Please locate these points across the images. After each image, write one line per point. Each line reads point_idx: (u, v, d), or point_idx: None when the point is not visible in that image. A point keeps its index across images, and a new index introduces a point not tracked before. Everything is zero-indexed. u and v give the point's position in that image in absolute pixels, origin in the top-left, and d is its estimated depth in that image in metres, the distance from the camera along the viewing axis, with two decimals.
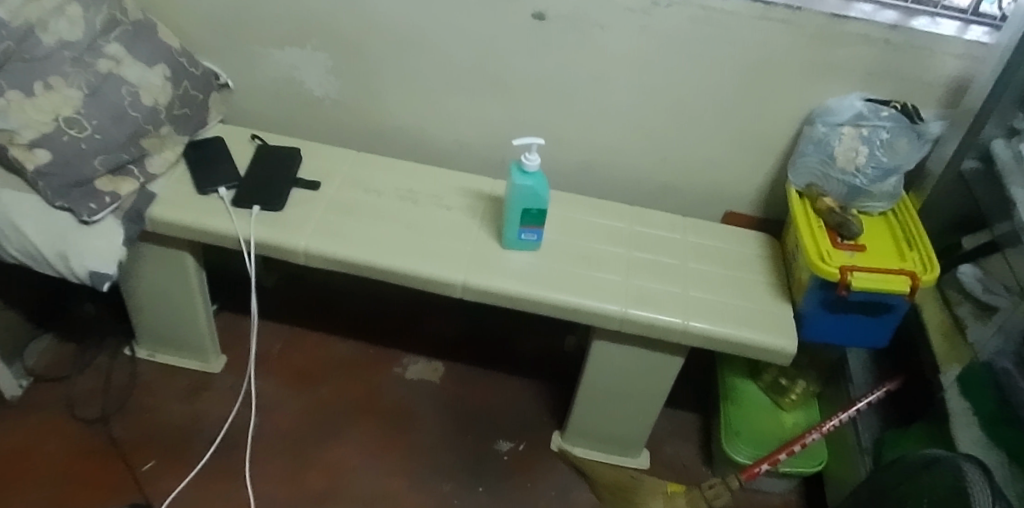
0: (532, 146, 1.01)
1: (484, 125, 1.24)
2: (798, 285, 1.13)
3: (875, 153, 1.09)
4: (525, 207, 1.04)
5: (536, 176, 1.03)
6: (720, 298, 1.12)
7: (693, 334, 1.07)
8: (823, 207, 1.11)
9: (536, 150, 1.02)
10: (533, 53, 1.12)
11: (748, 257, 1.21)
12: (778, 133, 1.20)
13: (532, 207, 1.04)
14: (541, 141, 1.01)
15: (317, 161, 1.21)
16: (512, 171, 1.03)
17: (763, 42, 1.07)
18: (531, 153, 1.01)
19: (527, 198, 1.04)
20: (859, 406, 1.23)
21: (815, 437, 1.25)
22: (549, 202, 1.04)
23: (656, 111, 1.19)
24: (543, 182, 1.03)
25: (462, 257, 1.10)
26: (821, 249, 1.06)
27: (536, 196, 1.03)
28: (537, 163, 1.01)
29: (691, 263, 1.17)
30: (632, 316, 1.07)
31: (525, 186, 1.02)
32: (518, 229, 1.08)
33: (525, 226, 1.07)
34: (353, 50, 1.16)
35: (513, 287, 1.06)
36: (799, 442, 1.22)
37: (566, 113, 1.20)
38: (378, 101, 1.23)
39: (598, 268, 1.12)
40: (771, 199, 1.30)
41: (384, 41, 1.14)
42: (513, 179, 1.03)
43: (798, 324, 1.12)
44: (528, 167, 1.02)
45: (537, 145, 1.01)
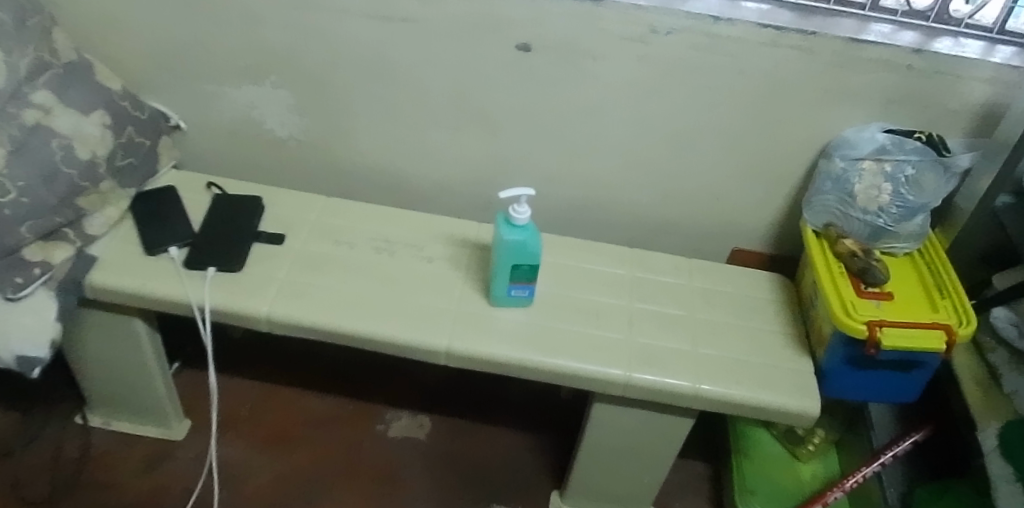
0: (520, 197, 0.89)
1: (467, 163, 1.12)
2: (818, 336, 1.03)
3: (900, 190, 0.99)
4: (514, 263, 0.93)
5: (527, 230, 0.91)
6: (733, 354, 1.01)
7: (706, 399, 0.96)
8: (845, 250, 1.01)
9: (526, 201, 0.90)
10: (518, 85, 1.01)
11: (761, 303, 1.10)
12: (789, 166, 1.09)
13: (522, 262, 0.93)
14: (531, 191, 0.89)
15: (282, 209, 1.09)
16: (499, 224, 0.92)
17: (774, 71, 0.96)
18: (520, 204, 0.90)
19: (517, 254, 0.92)
20: (883, 459, 1.13)
21: (837, 494, 1.15)
22: (540, 256, 0.93)
23: (656, 146, 1.08)
24: (535, 236, 0.92)
25: (446, 317, 0.98)
26: (844, 300, 0.95)
27: (526, 251, 0.92)
28: (527, 216, 0.90)
29: (699, 314, 1.06)
30: (637, 381, 0.95)
31: (513, 240, 0.90)
32: (507, 286, 0.97)
33: (515, 282, 0.96)
34: (317, 87, 1.04)
35: (502, 353, 0.95)
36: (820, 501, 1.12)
37: (557, 150, 1.09)
38: (349, 141, 1.11)
39: (597, 324, 1.01)
40: (781, 235, 1.19)
41: (351, 76, 1.02)
42: (500, 232, 0.92)
43: (820, 379, 1.02)
44: (517, 221, 0.90)
45: (527, 196, 0.89)
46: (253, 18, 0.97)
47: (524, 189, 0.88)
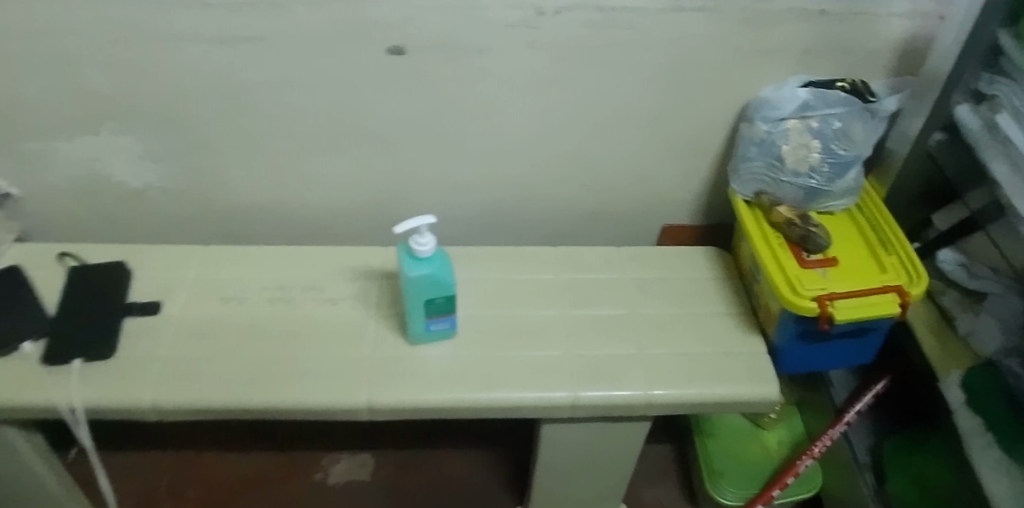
0: (421, 227, 0.77)
1: (359, 184, 0.99)
2: (765, 313, 0.96)
3: (830, 146, 0.92)
4: (427, 298, 0.82)
5: (433, 261, 0.80)
6: (681, 349, 0.93)
7: (661, 405, 0.89)
8: (780, 219, 0.93)
9: (430, 231, 0.78)
10: (399, 92, 0.88)
11: (702, 285, 1.02)
12: (710, 133, 1.00)
13: (436, 296, 0.82)
14: (432, 219, 0.77)
15: (153, 269, 0.94)
16: (402, 258, 0.80)
17: (679, 38, 0.86)
18: (423, 235, 0.78)
19: (427, 288, 0.81)
20: (848, 418, 1.09)
21: (808, 462, 1.10)
22: (456, 286, 0.82)
23: (565, 134, 0.97)
24: (446, 265, 0.81)
25: (361, 367, 0.86)
26: (788, 276, 0.89)
27: (437, 284, 0.81)
28: (431, 246, 0.78)
29: (638, 309, 0.98)
30: (584, 400, 0.87)
31: (421, 276, 0.79)
32: (424, 323, 0.85)
33: (431, 318, 0.85)
34: (166, 126, 0.88)
35: (431, 398, 0.84)
36: (792, 474, 1.07)
37: (457, 155, 0.97)
38: (219, 179, 0.96)
39: (531, 343, 0.91)
40: (711, 205, 1.11)
41: (204, 110, 0.87)
42: (404, 269, 0.80)
43: (774, 357, 0.96)
44: (421, 253, 0.78)
45: (428, 225, 0.77)
46: (66, 60, 0.80)
47: (425, 218, 0.77)
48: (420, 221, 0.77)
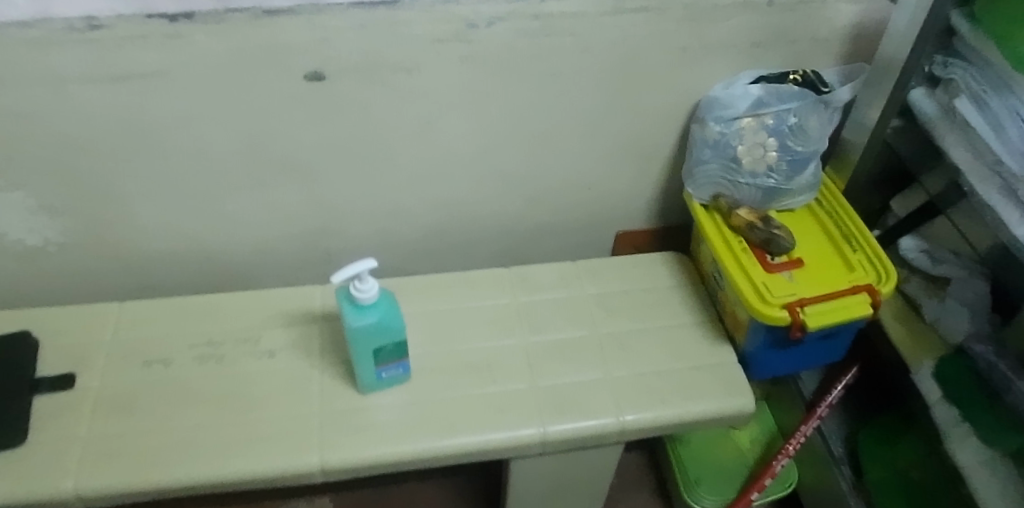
0: (362, 272, 0.70)
1: (290, 220, 0.91)
2: (732, 321, 0.92)
3: (786, 142, 0.89)
4: (374, 346, 0.75)
5: (377, 306, 0.73)
6: (650, 367, 0.89)
7: (635, 430, 0.84)
8: (741, 222, 0.89)
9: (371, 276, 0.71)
10: (322, 120, 0.80)
11: (664, 294, 0.98)
12: (661, 135, 0.95)
13: (385, 343, 0.76)
14: (374, 263, 0.70)
15: (62, 336, 0.84)
16: (342, 306, 0.72)
17: (621, 41, 0.81)
18: (363, 280, 0.70)
19: (373, 336, 0.74)
20: (821, 411, 1.05)
21: (785, 460, 1.05)
22: (405, 329, 0.76)
23: (509, 149, 0.91)
24: (392, 308, 0.74)
25: (308, 426, 0.79)
26: (754, 283, 0.85)
27: (384, 330, 0.74)
28: (374, 292, 0.71)
29: (601, 328, 0.93)
30: (554, 435, 0.81)
31: (367, 325, 0.72)
32: (374, 370, 0.78)
33: (381, 365, 0.78)
34: (59, 176, 0.78)
35: (389, 452, 0.77)
36: (770, 475, 1.03)
37: (394, 179, 0.90)
38: (130, 228, 0.86)
39: (491, 379, 0.85)
40: (665, 207, 1.07)
41: (104, 156, 0.77)
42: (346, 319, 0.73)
43: (745, 366, 0.93)
44: (363, 299, 0.71)
45: (369, 269, 0.70)
46: None
47: (364, 263, 0.69)
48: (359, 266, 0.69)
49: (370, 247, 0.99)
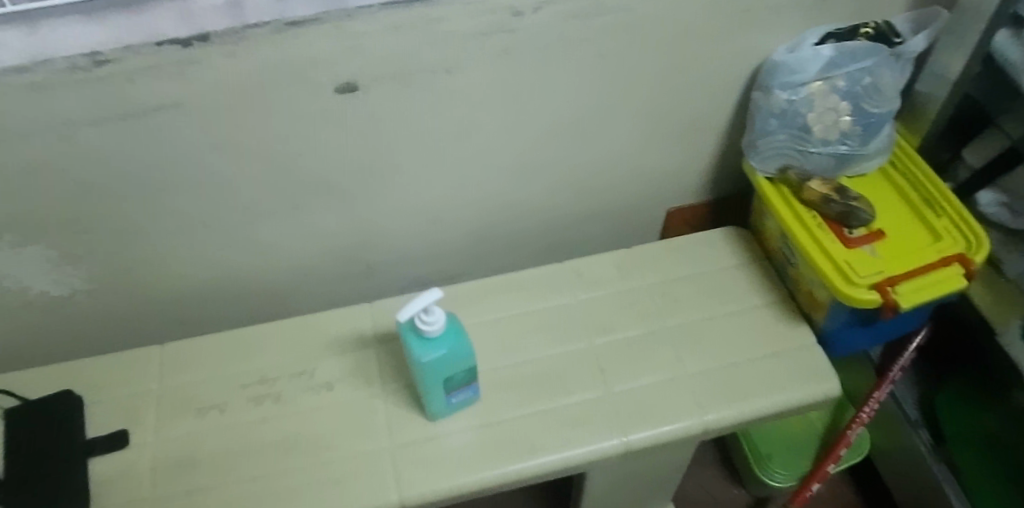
0: (428, 302, 0.65)
1: (328, 238, 0.85)
2: (808, 300, 0.87)
3: (860, 105, 0.83)
4: (445, 377, 0.70)
5: (447, 338, 0.68)
6: (726, 359, 0.84)
7: (719, 428, 0.79)
8: (814, 196, 0.83)
9: (437, 306, 0.66)
10: (357, 132, 0.72)
11: (728, 276, 0.92)
12: (716, 106, 0.88)
13: (455, 371, 0.71)
14: (438, 291, 0.66)
15: (104, 389, 0.79)
16: (407, 341, 0.68)
17: (679, 12, 0.72)
18: (430, 311, 0.66)
19: (444, 368, 0.69)
20: (892, 376, 0.99)
21: (858, 429, 1.00)
22: (474, 354, 0.71)
23: (555, 139, 0.83)
24: (462, 337, 0.69)
25: (380, 462, 0.75)
26: (837, 262, 0.79)
27: (455, 360, 0.70)
28: (439, 322, 0.66)
29: (669, 320, 0.87)
30: (636, 444, 0.77)
31: (435, 359, 0.68)
32: (443, 399, 0.74)
33: (451, 393, 0.73)
34: (78, 223, 0.71)
35: (470, 481, 0.73)
36: (845, 446, 0.97)
37: (435, 184, 0.83)
38: (160, 265, 0.80)
39: (563, 389, 0.80)
40: (719, 180, 1.00)
41: (125, 197, 0.70)
42: (413, 353, 0.68)
43: (824, 344, 0.88)
44: (431, 332, 0.66)
45: (435, 299, 0.66)
46: None
47: (431, 294, 0.66)
48: (428, 297, 0.65)
49: (412, 254, 0.93)
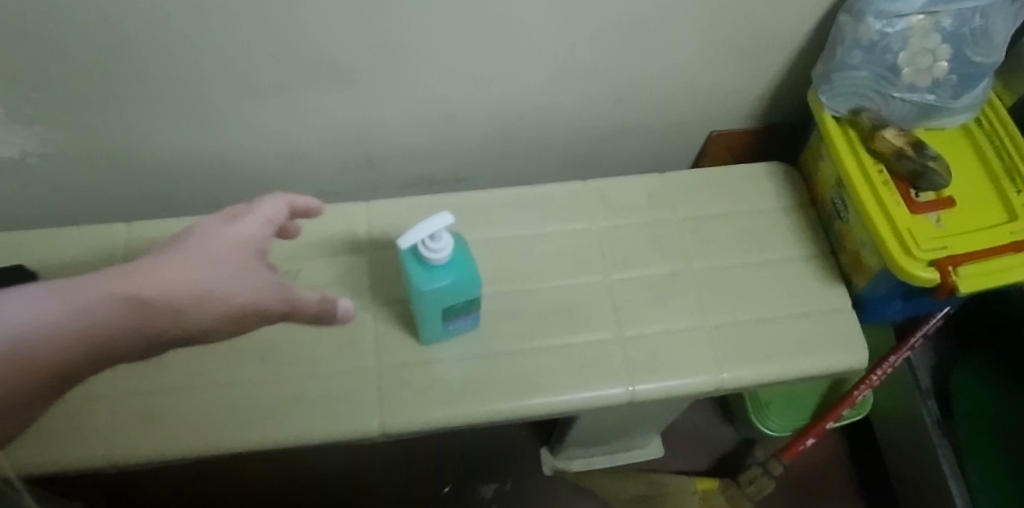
0: (436, 227, 0.57)
1: (325, 123, 0.74)
2: (850, 260, 0.79)
3: (962, 50, 0.71)
4: (442, 308, 0.63)
5: (450, 267, 0.61)
6: (755, 315, 0.76)
7: (733, 388, 0.74)
8: (887, 148, 0.73)
9: (445, 234, 0.58)
10: (367, 8, 0.59)
11: (769, 221, 0.83)
12: (791, 25, 0.74)
13: (456, 302, 0.63)
14: (448, 218, 0.57)
15: (64, 268, 0.71)
16: (407, 267, 0.60)
17: None
18: (435, 241, 0.58)
19: (443, 301, 0.62)
20: (914, 342, 0.94)
21: (866, 390, 0.96)
22: (480, 286, 0.63)
23: (600, 41, 0.71)
24: (467, 268, 0.61)
25: (364, 382, 0.69)
26: (898, 229, 0.71)
27: (456, 294, 0.62)
28: (445, 251, 0.58)
29: (697, 262, 0.79)
30: (642, 395, 0.72)
31: (436, 290, 0.60)
32: (441, 328, 0.67)
33: (450, 322, 0.67)
34: (27, 80, 0.60)
35: (460, 414, 0.68)
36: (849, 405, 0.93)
37: (453, 79, 0.71)
38: (131, 134, 0.70)
39: (570, 327, 0.73)
40: (772, 108, 0.88)
41: (85, 55, 0.59)
42: (413, 280, 0.60)
43: (856, 308, 0.81)
44: (435, 260, 0.59)
45: (444, 225, 0.57)
46: None
47: (440, 219, 0.57)
48: (435, 223, 0.57)
49: (418, 151, 0.82)
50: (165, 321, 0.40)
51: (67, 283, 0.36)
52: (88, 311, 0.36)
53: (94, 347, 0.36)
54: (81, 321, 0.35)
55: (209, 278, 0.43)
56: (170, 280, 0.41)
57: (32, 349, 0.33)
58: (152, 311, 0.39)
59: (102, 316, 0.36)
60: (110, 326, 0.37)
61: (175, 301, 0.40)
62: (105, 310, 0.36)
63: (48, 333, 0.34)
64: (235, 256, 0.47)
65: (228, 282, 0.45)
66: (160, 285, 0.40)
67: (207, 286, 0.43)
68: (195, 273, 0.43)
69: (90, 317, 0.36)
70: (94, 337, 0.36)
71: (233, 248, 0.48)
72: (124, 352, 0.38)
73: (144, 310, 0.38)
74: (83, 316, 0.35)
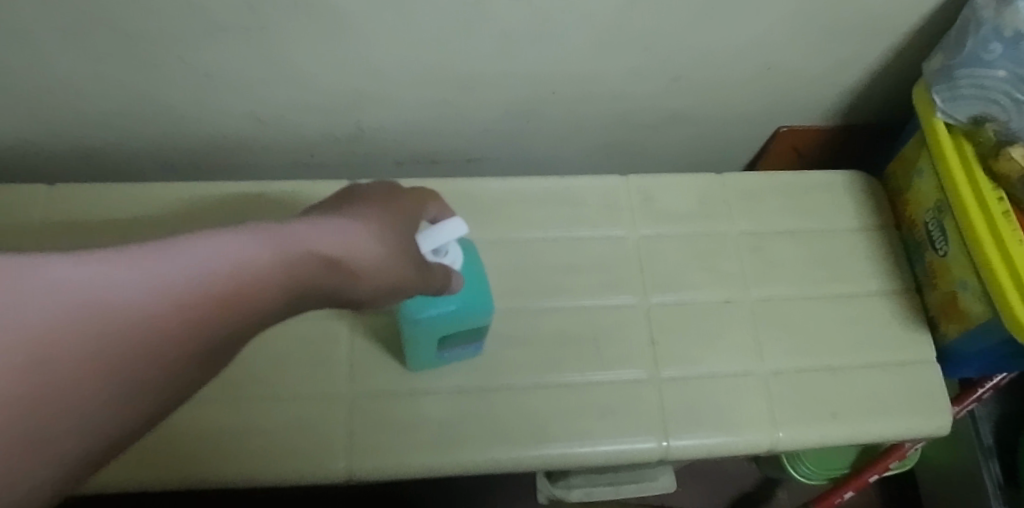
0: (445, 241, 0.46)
1: (308, 77, 0.59)
2: (942, 302, 0.65)
3: None
4: (441, 336, 0.52)
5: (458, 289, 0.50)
6: (820, 360, 0.62)
7: (788, 450, 0.59)
8: (1014, 171, 0.58)
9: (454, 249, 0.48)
10: None
11: (844, 244, 0.67)
12: (904, 7, 0.59)
13: (458, 329, 0.52)
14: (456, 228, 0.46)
15: None
16: None
17: None
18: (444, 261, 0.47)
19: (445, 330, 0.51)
20: (983, 394, 0.80)
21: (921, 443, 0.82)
22: (491, 315, 0.51)
23: (663, 6, 0.55)
24: (478, 291, 0.51)
25: (330, 415, 0.55)
26: (1016, 272, 0.56)
27: (462, 322, 0.51)
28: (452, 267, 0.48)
29: (754, 290, 0.64)
30: (677, 454, 0.57)
31: (432, 317, 0.49)
32: (437, 359, 0.56)
33: (448, 353, 0.55)
34: None
35: (450, 464, 0.54)
36: (899, 457, 0.79)
37: (473, 35, 0.56)
38: (59, 63, 0.56)
39: (594, 360, 0.59)
40: (855, 109, 0.72)
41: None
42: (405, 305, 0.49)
43: (940, 359, 0.67)
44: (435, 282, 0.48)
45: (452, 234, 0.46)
46: None
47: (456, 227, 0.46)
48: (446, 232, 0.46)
49: (421, 124, 0.67)
50: (343, 284, 0.34)
51: (264, 229, 0.30)
52: (274, 260, 0.29)
53: (288, 304, 0.30)
54: (283, 271, 0.29)
55: (387, 239, 0.37)
56: (356, 239, 0.34)
57: (242, 296, 0.27)
58: (339, 272, 0.33)
59: (300, 269, 0.30)
60: (309, 280, 0.31)
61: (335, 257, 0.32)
62: (304, 265, 0.30)
63: (255, 279, 0.27)
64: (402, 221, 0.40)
65: (401, 247, 0.38)
66: (346, 243, 0.34)
67: (384, 253, 0.36)
68: (375, 232, 0.36)
69: (290, 269, 0.29)
70: (292, 291, 0.29)
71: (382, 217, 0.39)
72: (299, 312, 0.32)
73: (333, 271, 0.32)
74: (284, 266, 0.29)
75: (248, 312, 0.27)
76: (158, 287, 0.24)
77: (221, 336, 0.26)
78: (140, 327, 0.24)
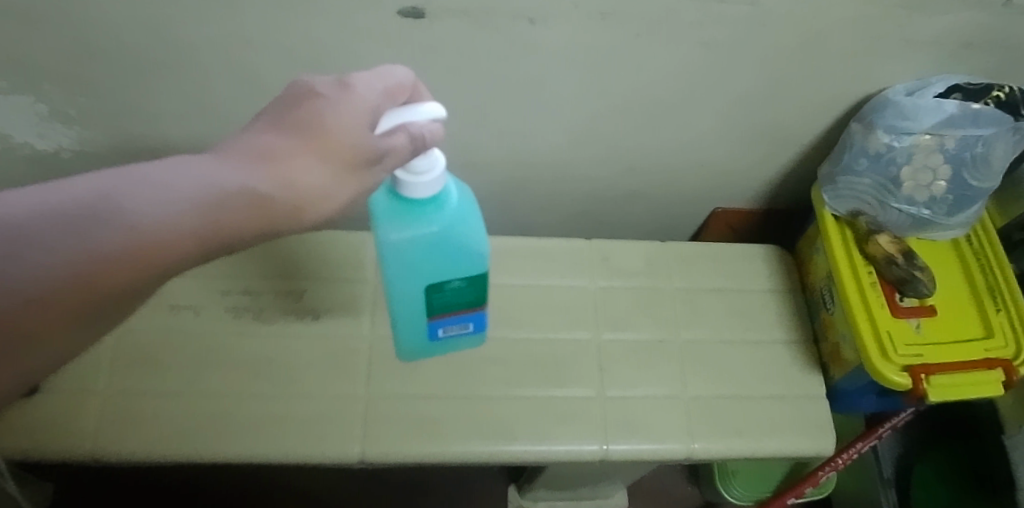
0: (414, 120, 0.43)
1: None
2: (830, 351, 0.83)
3: (962, 173, 0.75)
4: (429, 268, 0.55)
5: (433, 207, 0.50)
6: (733, 389, 0.79)
7: (703, 459, 0.76)
8: (878, 253, 0.77)
9: (427, 151, 0.46)
10: (410, 63, 0.65)
11: (758, 301, 0.86)
12: (798, 128, 0.79)
13: (439, 251, 0.54)
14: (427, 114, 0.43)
15: None
16: (377, 207, 0.51)
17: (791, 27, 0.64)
18: (414, 158, 0.46)
19: (428, 261, 0.55)
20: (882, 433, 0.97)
21: (830, 472, 0.98)
22: (467, 231, 0.53)
23: (620, 119, 0.75)
24: (457, 207, 0.52)
25: (350, 411, 0.72)
26: (877, 328, 0.75)
27: (443, 240, 0.53)
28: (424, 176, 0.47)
29: (683, 332, 0.82)
30: (615, 455, 0.74)
31: (399, 235, 0.51)
32: (430, 329, 0.66)
33: (436, 320, 0.64)
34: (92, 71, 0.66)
35: (439, 453, 0.71)
36: (811, 484, 0.95)
37: (480, 132, 0.76)
38: (174, 134, 0.75)
39: (556, 380, 0.76)
40: (773, 197, 0.92)
41: (152, 57, 0.64)
42: (378, 221, 0.51)
43: (832, 397, 0.85)
44: (411, 192, 0.48)
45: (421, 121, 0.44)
46: None
47: (429, 108, 0.43)
48: (415, 118, 0.43)
49: None
50: (276, 215, 0.42)
51: (177, 186, 0.38)
52: (181, 219, 0.37)
53: (201, 244, 0.38)
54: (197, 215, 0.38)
55: (326, 163, 0.43)
56: (280, 174, 0.41)
57: (161, 242, 0.36)
58: (268, 204, 0.41)
59: (214, 208, 0.39)
60: (226, 224, 0.39)
61: (240, 202, 0.40)
62: (218, 209, 0.39)
63: (168, 228, 0.36)
64: (359, 127, 0.43)
65: (347, 165, 0.43)
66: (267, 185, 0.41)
67: (317, 176, 0.42)
68: (309, 157, 0.42)
69: (191, 210, 0.38)
70: (209, 226, 0.38)
71: (316, 144, 0.43)
72: (233, 244, 0.40)
73: (258, 204, 0.40)
74: (199, 208, 0.38)
75: (163, 254, 0.36)
76: (94, 233, 0.34)
77: (155, 271, 0.36)
78: (83, 270, 0.34)
